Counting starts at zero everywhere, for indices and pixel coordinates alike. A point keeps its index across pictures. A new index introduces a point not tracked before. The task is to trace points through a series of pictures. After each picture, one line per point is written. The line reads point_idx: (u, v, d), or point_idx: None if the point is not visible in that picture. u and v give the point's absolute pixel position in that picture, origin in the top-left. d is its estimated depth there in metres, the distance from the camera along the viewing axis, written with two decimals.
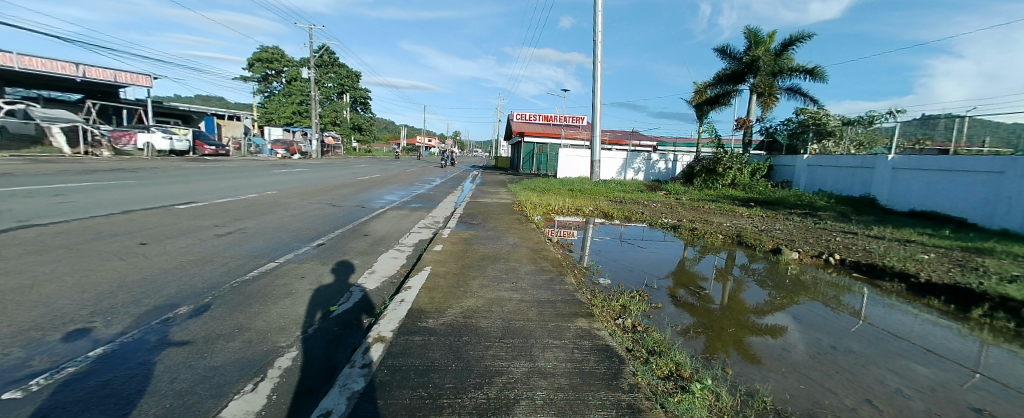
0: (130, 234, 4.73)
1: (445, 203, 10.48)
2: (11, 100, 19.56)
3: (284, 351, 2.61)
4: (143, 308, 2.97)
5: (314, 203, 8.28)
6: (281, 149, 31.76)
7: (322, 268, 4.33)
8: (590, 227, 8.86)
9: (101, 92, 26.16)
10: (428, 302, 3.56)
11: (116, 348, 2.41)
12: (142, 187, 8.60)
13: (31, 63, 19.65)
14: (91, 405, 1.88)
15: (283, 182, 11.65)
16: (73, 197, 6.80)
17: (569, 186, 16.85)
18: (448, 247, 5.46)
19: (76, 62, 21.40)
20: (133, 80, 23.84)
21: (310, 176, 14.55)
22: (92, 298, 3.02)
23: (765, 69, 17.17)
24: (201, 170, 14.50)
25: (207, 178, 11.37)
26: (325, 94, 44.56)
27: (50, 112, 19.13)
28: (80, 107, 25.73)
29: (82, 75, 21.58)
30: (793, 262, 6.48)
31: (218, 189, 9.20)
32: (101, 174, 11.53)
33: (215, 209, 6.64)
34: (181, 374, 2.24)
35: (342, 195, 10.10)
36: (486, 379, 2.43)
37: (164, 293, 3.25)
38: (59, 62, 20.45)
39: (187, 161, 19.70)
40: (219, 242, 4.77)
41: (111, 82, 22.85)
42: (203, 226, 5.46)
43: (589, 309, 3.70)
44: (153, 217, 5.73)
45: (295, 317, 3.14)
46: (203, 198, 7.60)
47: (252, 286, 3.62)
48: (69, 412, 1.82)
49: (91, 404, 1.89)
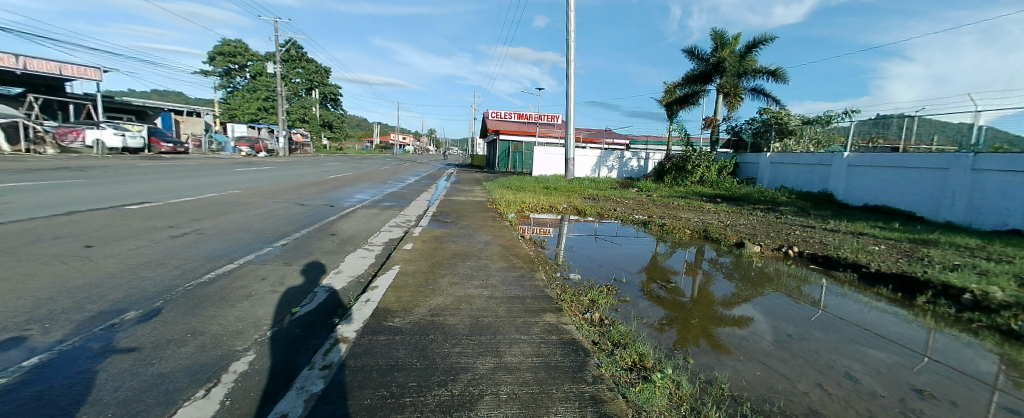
0: (74, 237, 4.43)
1: (419, 201, 10.41)
2: None
3: (241, 355, 2.52)
4: (87, 313, 2.79)
5: (280, 202, 8.01)
6: (246, 146, 30.62)
7: (285, 269, 4.18)
8: (564, 224, 8.94)
9: (43, 85, 24.40)
10: (394, 301, 3.51)
11: (54, 357, 2.26)
12: (88, 187, 8.05)
13: None
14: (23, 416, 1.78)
15: (247, 181, 11.16)
16: (9, 198, 6.27)
17: (544, 184, 17.01)
18: (418, 246, 5.40)
19: (15, 54, 19.77)
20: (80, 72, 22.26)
21: (276, 175, 14.09)
22: (27, 304, 2.81)
23: (731, 70, 17.81)
24: (158, 168, 13.77)
25: (161, 177, 10.70)
26: (293, 90, 43.23)
27: None
28: (19, 101, 23.63)
29: (23, 67, 20.00)
30: (755, 255, 6.79)
31: (176, 188, 8.75)
32: (43, 173, 10.73)
33: (172, 210, 6.32)
34: (126, 381, 2.12)
35: (311, 194, 9.83)
36: (450, 377, 2.42)
37: (110, 298, 3.07)
38: None
39: (146, 160, 18.57)
40: (175, 244, 4.54)
41: (55, 74, 21.27)
42: (158, 227, 5.18)
43: (558, 304, 3.76)
44: (100, 218, 5.38)
45: (254, 319, 3.03)
46: (158, 198, 7.20)
47: (208, 289, 3.47)
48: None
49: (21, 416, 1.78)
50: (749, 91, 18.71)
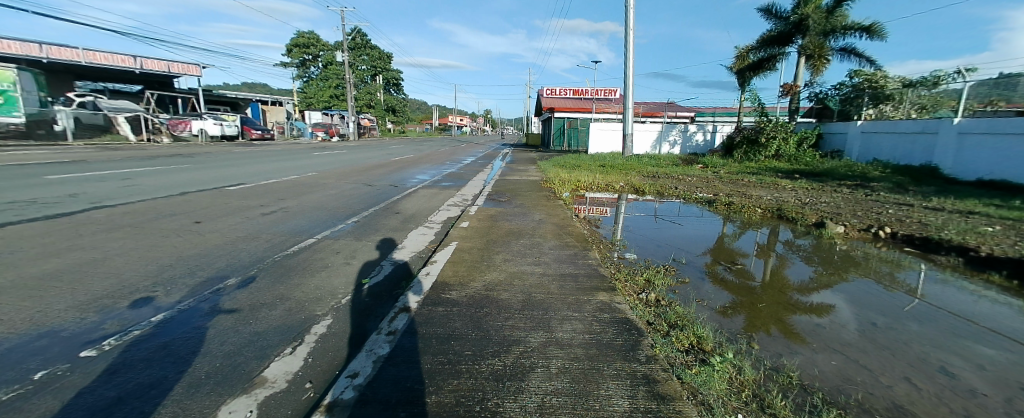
0: (187, 214, 5.19)
1: (475, 180, 10.66)
2: (84, 94, 21.40)
3: (320, 319, 2.84)
4: (199, 279, 3.31)
5: (350, 183, 8.67)
6: (321, 131, 33.34)
7: (356, 244, 4.57)
8: (621, 203, 8.65)
9: (159, 83, 28.28)
10: (452, 275, 3.71)
11: (175, 314, 2.74)
12: (196, 171, 9.29)
13: (96, 57, 21.12)
14: (153, 363, 2.22)
15: (322, 164, 12.18)
16: (138, 181, 7.46)
17: (600, 161, 16.49)
18: (474, 224, 5.58)
19: (135, 56, 22.99)
20: (184, 70, 25.51)
21: (347, 158, 15.20)
22: (155, 270, 3.40)
23: (815, 29, 15.61)
24: (250, 154, 15.50)
25: (253, 161, 12.06)
26: (359, 77, 45.83)
27: (115, 102, 20.29)
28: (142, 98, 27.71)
29: (140, 67, 23.21)
30: (838, 236, 6.07)
31: (264, 171, 9.81)
32: (163, 159, 12.58)
33: (261, 190, 7.12)
34: (229, 337, 2.53)
35: (376, 175, 10.51)
36: (503, 348, 2.53)
37: (215, 266, 3.60)
38: (119, 56, 22.06)
39: (241, 146, 21.01)
40: (264, 221, 5.15)
41: (165, 72, 24.56)
42: (250, 206, 5.88)
43: (611, 283, 3.70)
44: (206, 198, 6.23)
45: (331, 288, 3.40)
46: (249, 181, 8.13)
47: (292, 260, 3.92)
48: (136, 369, 2.15)
49: (152, 362, 2.22)
50: (837, 51, 16.34)
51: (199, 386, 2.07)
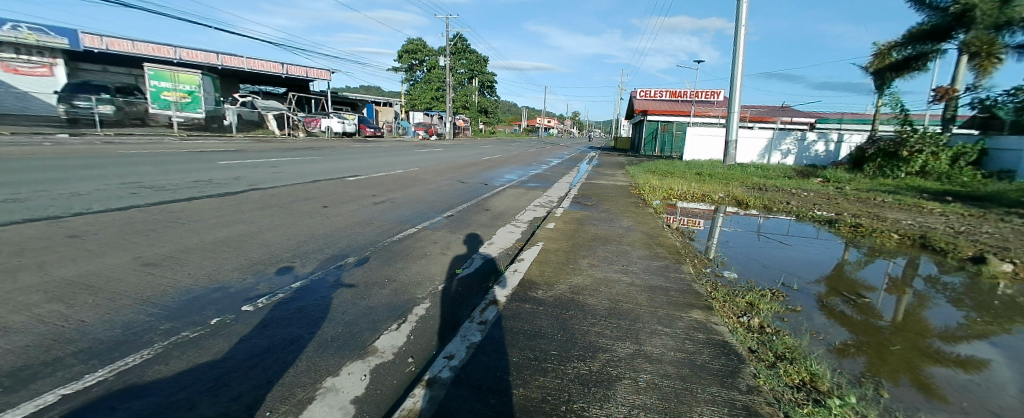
0: (318, 199, 6.09)
1: (561, 182, 10.71)
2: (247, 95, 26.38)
3: (420, 302, 3.14)
4: (326, 255, 3.88)
5: (446, 179, 9.34)
6: (422, 130, 36.37)
7: (450, 236, 4.93)
8: (718, 216, 7.91)
9: (299, 86, 33.60)
10: (538, 274, 3.80)
11: (309, 283, 3.26)
12: (324, 162, 10.86)
13: (256, 64, 25.71)
14: (294, 323, 2.68)
15: (422, 161, 13.31)
16: (283, 169, 8.97)
17: (696, 169, 15.33)
18: (560, 226, 5.62)
19: (284, 63, 27.49)
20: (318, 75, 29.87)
21: (443, 155, 16.40)
22: (294, 243, 4.07)
23: (982, 22, 12.33)
24: (364, 148, 17.62)
25: (366, 156, 13.59)
26: (457, 80, 48.87)
27: (267, 102, 24.03)
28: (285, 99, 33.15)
29: (286, 72, 27.62)
30: (1006, 277, 4.83)
31: (375, 165, 11.07)
32: (300, 151, 14.94)
33: (373, 182, 8.05)
34: (349, 308, 2.93)
35: (469, 173, 11.15)
36: (589, 353, 2.53)
37: (338, 245, 4.18)
38: (272, 63, 26.56)
39: (356, 141, 23.84)
40: (375, 209, 5.82)
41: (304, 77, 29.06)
42: (365, 195, 6.70)
43: (707, 302, 3.44)
44: (331, 186, 7.25)
45: (429, 275, 3.72)
46: (364, 173, 9.24)
47: (398, 245, 4.38)
48: (281, 326, 2.62)
49: (293, 322, 2.68)
50: (1015, 48, 12.89)
51: (326, 347, 2.45)
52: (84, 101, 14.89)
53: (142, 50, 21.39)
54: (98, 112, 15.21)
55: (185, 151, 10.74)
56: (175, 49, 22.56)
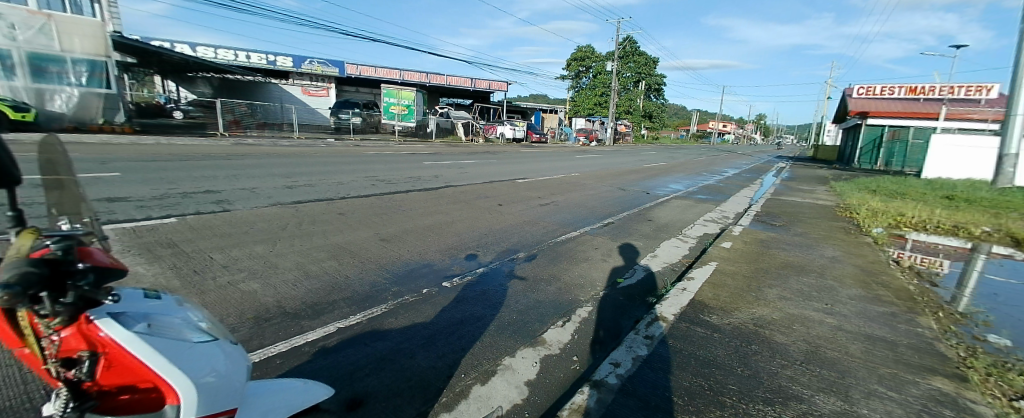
0: (494, 196, 6.92)
1: (738, 197, 9.35)
2: None
3: (583, 305, 3.26)
4: (501, 247, 4.39)
5: (607, 186, 9.32)
6: (582, 137, 37.03)
7: (611, 244, 4.92)
8: (977, 260, 5.45)
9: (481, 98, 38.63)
10: (712, 297, 3.45)
11: (488, 270, 3.77)
12: (498, 164, 12.22)
13: (452, 80, 30.70)
14: (478, 303, 3.16)
15: (583, 166, 13.58)
16: (468, 168, 10.50)
17: (953, 191, 11.14)
18: (738, 246, 4.95)
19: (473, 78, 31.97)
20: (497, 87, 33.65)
21: (603, 162, 16.35)
22: (477, 234, 4.74)
23: None
24: (530, 152, 19.01)
25: (535, 160, 14.53)
26: (623, 84, 47.45)
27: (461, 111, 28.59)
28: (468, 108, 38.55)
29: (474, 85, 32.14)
30: None
31: (540, 168, 11.87)
32: (480, 153, 17.12)
33: (539, 185, 8.65)
34: (521, 299, 3.26)
35: (630, 180, 10.84)
36: (778, 399, 2.17)
37: (511, 240, 4.67)
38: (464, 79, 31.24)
39: (522, 146, 25.84)
40: (541, 210, 6.26)
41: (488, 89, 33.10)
42: (532, 196, 7.28)
43: (965, 372, 2.47)
44: (504, 185, 8.12)
45: (592, 279, 3.81)
46: (531, 175, 10.03)
47: (561, 247, 4.62)
48: (469, 304, 3.12)
49: (477, 302, 3.16)
50: None
51: (504, 329, 2.80)
52: (345, 115, 20.65)
53: (380, 73, 27.02)
54: (352, 122, 20.96)
55: (402, 152, 13.53)
56: (400, 72, 27.88)
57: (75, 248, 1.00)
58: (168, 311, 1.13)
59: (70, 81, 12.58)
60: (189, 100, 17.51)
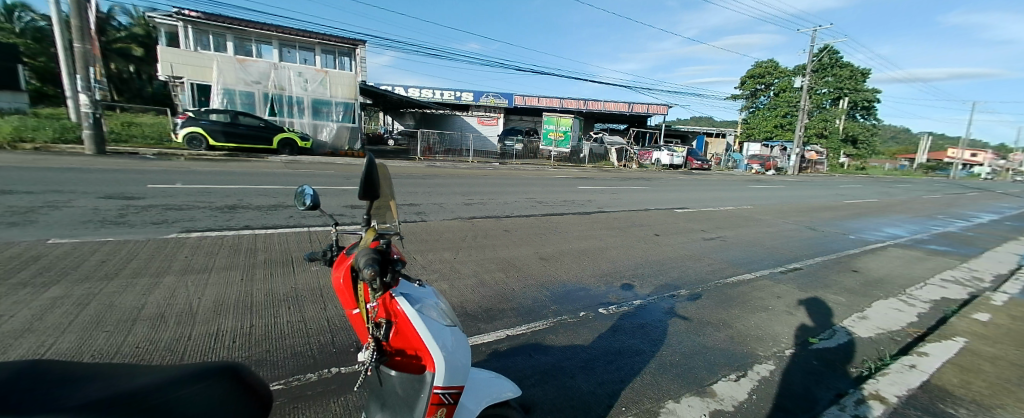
0: (651, 226, 6.61)
1: (1007, 253, 6.66)
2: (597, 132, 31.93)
3: (762, 361, 2.84)
4: (661, 281, 4.18)
5: (791, 224, 7.85)
6: (756, 164, 29.72)
7: (797, 294, 4.14)
8: None
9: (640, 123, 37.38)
10: (964, 388, 2.57)
11: (646, 303, 3.64)
12: (655, 191, 11.55)
13: (611, 106, 30.74)
14: (636, 336, 3.09)
15: (758, 199, 11.68)
16: (622, 194, 10.25)
17: None
18: (1009, 324, 3.55)
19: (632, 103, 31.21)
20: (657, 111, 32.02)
21: (785, 194, 13.72)
22: (635, 264, 4.63)
23: None
24: (688, 180, 17.37)
25: (698, 189, 13.22)
26: (817, 101, 34.77)
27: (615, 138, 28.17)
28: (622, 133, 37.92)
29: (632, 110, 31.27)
30: None
31: (703, 199, 10.74)
32: (635, 179, 16.37)
33: (702, 217, 7.86)
34: (685, 341, 3.05)
35: (825, 219, 8.84)
36: None
37: (671, 275, 4.39)
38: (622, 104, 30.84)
39: (677, 171, 23.80)
40: (705, 245, 5.71)
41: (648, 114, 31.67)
42: (694, 229, 6.69)
43: None
44: (661, 215, 7.65)
45: (772, 333, 3.29)
46: (692, 206, 9.19)
47: (732, 290, 4.12)
48: (627, 336, 3.08)
49: (636, 335, 3.09)
50: None
51: (667, 370, 2.66)
52: (510, 142, 22.23)
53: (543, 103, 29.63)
54: (515, 149, 22.27)
55: (558, 176, 14.11)
56: (561, 101, 30.04)
57: (389, 246, 1.55)
58: (427, 297, 1.60)
59: (333, 118, 16.52)
60: (398, 131, 22.18)
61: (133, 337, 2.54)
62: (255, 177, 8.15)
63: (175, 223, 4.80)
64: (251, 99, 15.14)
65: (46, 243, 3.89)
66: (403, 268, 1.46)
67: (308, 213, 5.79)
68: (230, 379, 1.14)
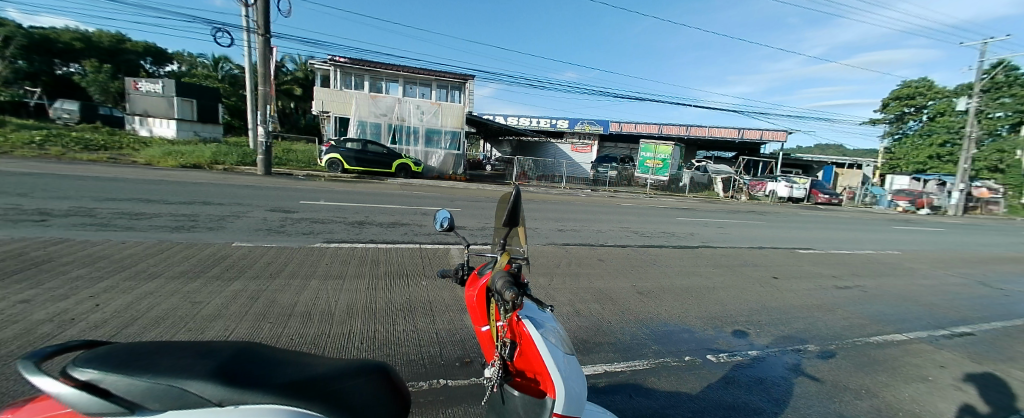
0: (766, 267, 5.90)
1: None
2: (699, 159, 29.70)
3: None
4: (781, 332, 3.72)
5: (960, 277, 6.31)
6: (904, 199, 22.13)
7: (973, 366, 3.32)
8: None
9: (750, 149, 33.89)
10: None
11: (765, 356, 3.26)
12: (769, 227, 10.26)
13: (716, 132, 28.49)
14: (753, 390, 2.78)
15: (911, 244, 9.61)
16: (728, 229, 9.32)
17: None
18: None
19: (741, 129, 28.53)
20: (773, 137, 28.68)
21: (951, 240, 11.07)
22: (748, 309, 4.20)
23: None
24: (812, 216, 15.07)
25: (825, 228, 11.46)
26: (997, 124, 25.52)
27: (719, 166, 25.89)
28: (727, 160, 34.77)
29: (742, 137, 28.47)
30: None
31: (833, 239, 9.21)
32: (745, 212, 14.76)
33: (833, 261, 6.75)
34: (815, 405, 2.66)
35: (1016, 275, 6.91)
36: None
37: (795, 326, 3.88)
38: (729, 130, 28.40)
39: (794, 205, 20.91)
40: (837, 295, 4.91)
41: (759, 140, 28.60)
42: (821, 274, 5.79)
43: None
44: (778, 255, 6.77)
45: (938, 410, 2.68)
46: (818, 247, 7.95)
47: (876, 351, 3.47)
48: (742, 389, 2.79)
49: (752, 390, 2.78)
50: None
51: None
52: (604, 168, 21.87)
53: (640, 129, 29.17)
54: (609, 175, 21.83)
55: (653, 206, 13.51)
56: (659, 127, 29.24)
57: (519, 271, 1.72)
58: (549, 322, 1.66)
59: (441, 145, 18.21)
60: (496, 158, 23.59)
61: (290, 330, 3.06)
62: (379, 197, 9.40)
63: (318, 234, 5.75)
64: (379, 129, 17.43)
65: (233, 245, 4.98)
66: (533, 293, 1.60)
67: (417, 232, 6.40)
68: (384, 375, 1.25)
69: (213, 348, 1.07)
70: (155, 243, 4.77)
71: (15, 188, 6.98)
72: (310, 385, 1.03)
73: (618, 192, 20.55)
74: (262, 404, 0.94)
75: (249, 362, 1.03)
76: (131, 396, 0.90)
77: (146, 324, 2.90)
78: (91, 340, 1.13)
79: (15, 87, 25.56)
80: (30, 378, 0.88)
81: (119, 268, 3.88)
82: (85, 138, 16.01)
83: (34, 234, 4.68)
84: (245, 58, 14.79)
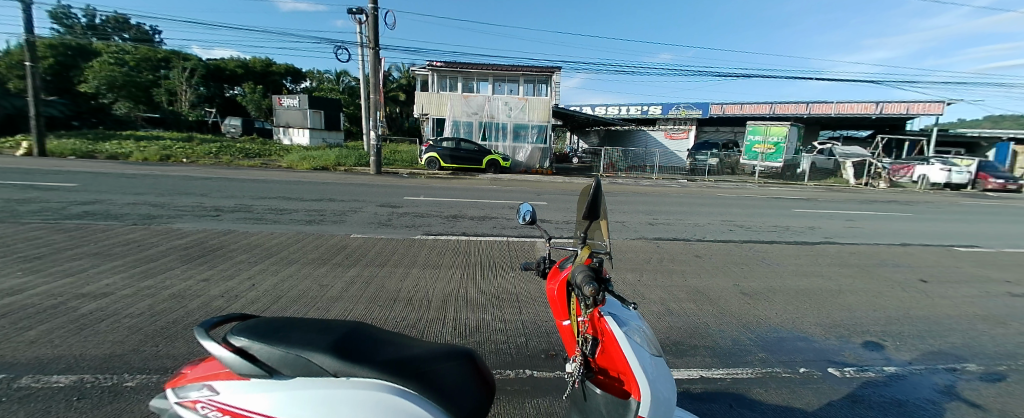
0: (912, 268, 4.85)
1: None
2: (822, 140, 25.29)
3: None
4: (929, 347, 3.06)
5: None
6: None
7: None
8: None
9: (893, 126, 27.77)
10: None
11: (906, 373, 2.72)
12: (918, 221, 8.33)
13: (846, 108, 23.84)
14: (878, 407, 2.37)
15: None
16: (859, 222, 7.81)
17: None
18: None
19: (880, 101, 23.52)
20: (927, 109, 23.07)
21: None
22: (883, 318, 3.53)
23: None
24: (986, 205, 11.84)
25: (1011, 221, 8.92)
26: None
27: (849, 148, 21.66)
28: (861, 141, 28.94)
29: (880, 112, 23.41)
30: None
31: (1020, 236, 7.09)
32: (883, 201, 12.18)
33: (1016, 262, 5.25)
34: None
35: None
36: None
37: (949, 340, 3.15)
38: (863, 104, 23.61)
39: (963, 191, 16.60)
40: (1018, 305, 3.84)
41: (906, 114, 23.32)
42: (994, 279, 4.56)
43: None
44: (931, 254, 5.50)
45: None
46: (994, 245, 6.22)
47: None
48: (864, 405, 2.39)
49: (878, 407, 2.37)
50: None
51: None
52: (702, 157, 20.14)
53: (747, 110, 26.03)
54: (708, 164, 20.01)
55: (763, 197, 12.00)
56: (771, 106, 25.73)
57: (601, 265, 1.75)
58: (631, 317, 1.66)
59: (528, 140, 18.56)
60: (582, 150, 23.21)
61: (396, 312, 3.52)
62: (471, 192, 10.00)
63: (418, 227, 6.41)
64: (470, 127, 18.52)
65: (352, 236, 5.85)
66: (613, 287, 1.62)
67: (500, 226, 6.70)
68: (469, 361, 1.40)
69: (332, 327, 1.29)
70: (294, 234, 5.83)
71: (204, 189, 9.11)
72: (407, 365, 1.20)
73: (719, 181, 18.60)
74: (368, 379, 1.13)
75: (357, 340, 1.23)
76: (269, 362, 1.13)
77: (285, 302, 3.59)
78: (240, 315, 1.41)
79: (202, 109, 32.90)
80: (203, 343, 1.15)
81: (268, 255, 4.84)
82: (247, 148, 20.02)
83: (214, 225, 6.08)
84: (359, 72, 17.01)
